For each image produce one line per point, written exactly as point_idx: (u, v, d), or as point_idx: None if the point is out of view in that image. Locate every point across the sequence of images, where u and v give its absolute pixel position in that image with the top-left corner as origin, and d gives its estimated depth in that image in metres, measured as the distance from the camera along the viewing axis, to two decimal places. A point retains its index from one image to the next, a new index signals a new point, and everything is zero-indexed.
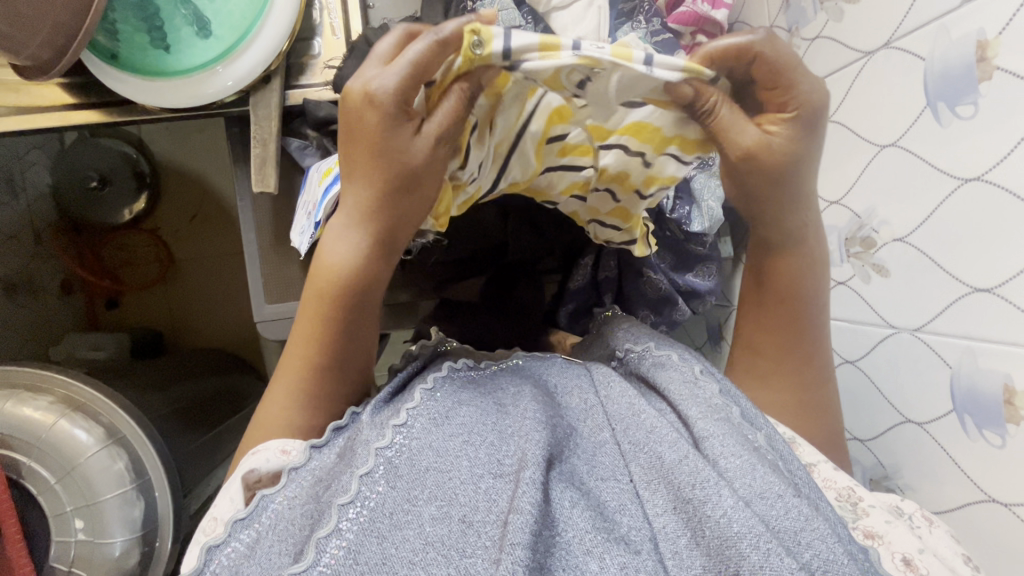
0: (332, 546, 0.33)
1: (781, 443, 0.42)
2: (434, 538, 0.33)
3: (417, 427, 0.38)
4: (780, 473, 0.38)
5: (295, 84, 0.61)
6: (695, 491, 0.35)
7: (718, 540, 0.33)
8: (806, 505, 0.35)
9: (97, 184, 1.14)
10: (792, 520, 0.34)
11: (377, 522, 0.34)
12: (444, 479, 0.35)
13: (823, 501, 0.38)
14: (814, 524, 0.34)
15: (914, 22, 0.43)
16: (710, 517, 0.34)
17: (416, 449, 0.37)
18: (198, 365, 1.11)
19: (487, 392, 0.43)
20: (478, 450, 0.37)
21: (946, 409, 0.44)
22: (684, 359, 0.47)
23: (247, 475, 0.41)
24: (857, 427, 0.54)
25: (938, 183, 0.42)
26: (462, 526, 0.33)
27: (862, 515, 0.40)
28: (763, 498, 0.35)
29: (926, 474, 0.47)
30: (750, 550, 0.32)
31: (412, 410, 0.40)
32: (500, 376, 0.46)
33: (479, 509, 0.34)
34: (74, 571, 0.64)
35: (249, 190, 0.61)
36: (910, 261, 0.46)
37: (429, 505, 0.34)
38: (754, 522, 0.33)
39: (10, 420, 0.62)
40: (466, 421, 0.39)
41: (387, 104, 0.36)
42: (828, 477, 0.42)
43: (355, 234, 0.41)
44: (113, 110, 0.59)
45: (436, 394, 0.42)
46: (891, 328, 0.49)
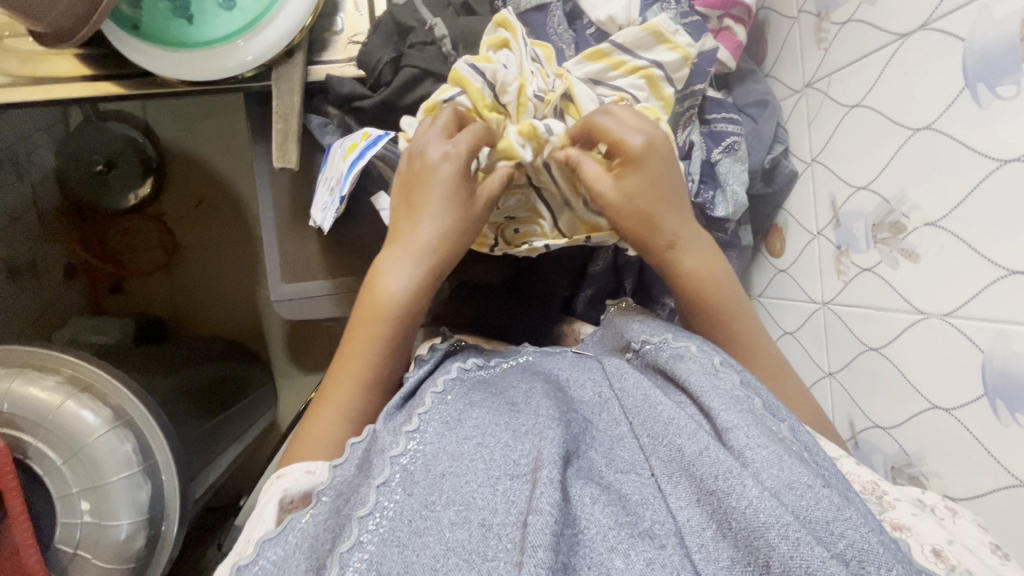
0: (356, 559, 0.32)
1: (807, 434, 0.41)
2: (455, 543, 0.32)
3: (431, 431, 0.38)
4: (807, 462, 0.37)
5: (317, 60, 0.60)
6: (718, 483, 0.35)
7: (745, 531, 0.32)
8: (836, 494, 0.34)
9: (104, 168, 1.14)
10: (822, 509, 0.33)
11: (397, 531, 0.33)
12: (460, 482, 0.35)
13: (851, 489, 0.37)
14: (845, 513, 0.33)
15: (954, 2, 0.42)
16: (735, 509, 0.33)
17: (431, 455, 0.37)
18: (202, 352, 1.10)
19: (499, 392, 0.43)
20: (493, 451, 0.37)
21: (976, 394, 0.44)
22: (702, 350, 0.46)
23: (279, 497, 0.40)
24: (879, 415, 0.54)
25: (975, 165, 0.42)
26: (482, 530, 0.33)
27: (888, 507, 0.40)
28: (792, 488, 0.34)
29: (952, 460, 0.47)
30: (779, 540, 0.31)
31: (424, 415, 0.40)
32: (513, 373, 0.46)
33: (497, 512, 0.34)
34: (79, 553, 0.63)
35: (268, 168, 0.61)
36: (941, 245, 0.45)
37: (447, 510, 0.34)
38: (781, 511, 0.32)
39: (18, 399, 0.61)
40: (480, 421, 0.39)
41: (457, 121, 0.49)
42: (851, 470, 0.43)
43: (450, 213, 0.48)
44: (132, 83, 0.58)
45: (447, 397, 0.42)
46: (919, 314, 0.48)
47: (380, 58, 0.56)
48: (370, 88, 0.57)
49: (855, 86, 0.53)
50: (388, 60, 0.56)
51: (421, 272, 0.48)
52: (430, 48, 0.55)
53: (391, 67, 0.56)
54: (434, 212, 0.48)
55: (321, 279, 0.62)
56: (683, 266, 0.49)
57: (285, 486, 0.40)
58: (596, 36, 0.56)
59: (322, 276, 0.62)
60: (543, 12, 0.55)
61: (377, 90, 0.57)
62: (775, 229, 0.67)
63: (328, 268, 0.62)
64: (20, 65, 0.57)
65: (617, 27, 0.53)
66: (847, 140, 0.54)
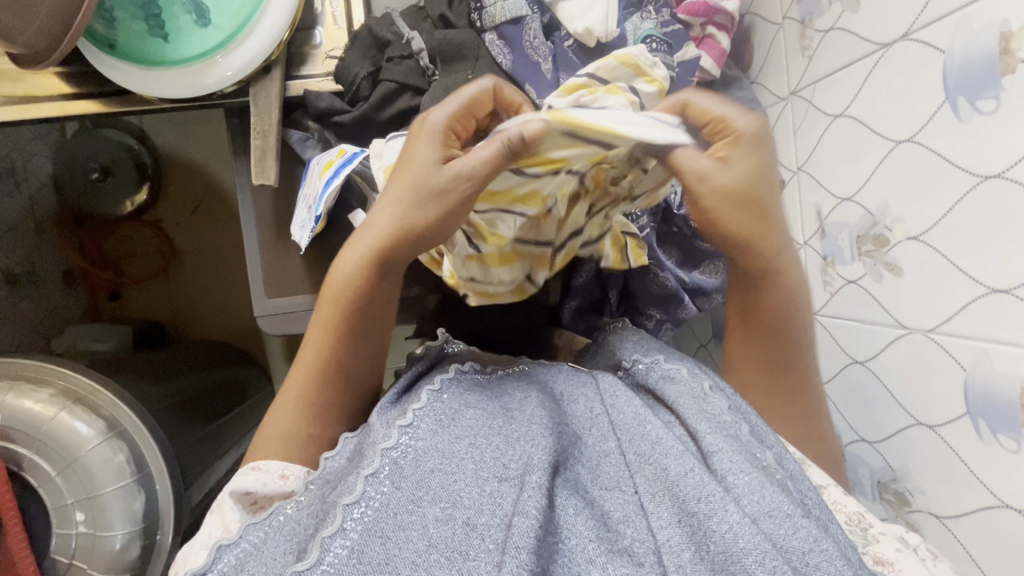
0: (337, 545, 0.33)
1: (791, 462, 0.40)
2: (438, 540, 0.33)
3: (424, 428, 0.39)
4: (788, 492, 0.37)
5: (296, 74, 0.59)
6: (700, 505, 0.34)
7: (722, 555, 0.32)
8: (814, 525, 0.34)
9: (100, 176, 1.14)
10: (800, 539, 0.33)
11: (381, 522, 0.34)
12: (449, 480, 0.35)
13: (833, 524, 0.38)
14: (822, 545, 0.33)
15: (934, 13, 0.42)
16: (715, 532, 0.33)
17: (422, 450, 0.37)
18: (200, 357, 1.10)
19: (494, 396, 0.43)
20: (484, 452, 0.37)
21: (959, 412, 0.43)
22: (693, 374, 0.46)
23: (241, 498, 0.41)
24: (866, 429, 0.53)
25: (956, 179, 0.41)
26: (466, 528, 0.33)
27: (873, 541, 0.39)
28: (770, 516, 0.34)
29: (936, 478, 0.46)
30: (755, 567, 0.31)
31: (419, 411, 0.40)
32: (506, 381, 0.45)
33: (483, 512, 0.34)
34: (75, 563, 0.64)
35: (250, 183, 0.61)
36: (924, 258, 0.45)
37: (433, 506, 0.34)
38: (759, 538, 0.32)
39: (9, 412, 0.61)
40: (472, 423, 0.39)
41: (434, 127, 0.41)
42: (838, 500, 0.42)
43: (363, 246, 0.42)
44: (112, 101, 0.58)
45: (443, 396, 0.41)
46: (902, 329, 0.47)
47: (357, 72, 0.56)
48: (348, 103, 0.57)
49: (838, 96, 0.52)
50: (366, 74, 0.56)
51: (370, 252, 0.42)
52: (406, 61, 0.56)
53: (368, 82, 0.56)
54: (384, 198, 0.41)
55: (304, 294, 0.62)
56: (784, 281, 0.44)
57: (248, 488, 0.41)
58: (575, 48, 0.54)
59: (304, 291, 0.62)
60: (518, 25, 0.54)
61: (355, 105, 0.57)
62: None
63: (311, 283, 0.62)
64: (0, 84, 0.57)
65: (595, 39, 0.53)
66: (832, 151, 0.53)
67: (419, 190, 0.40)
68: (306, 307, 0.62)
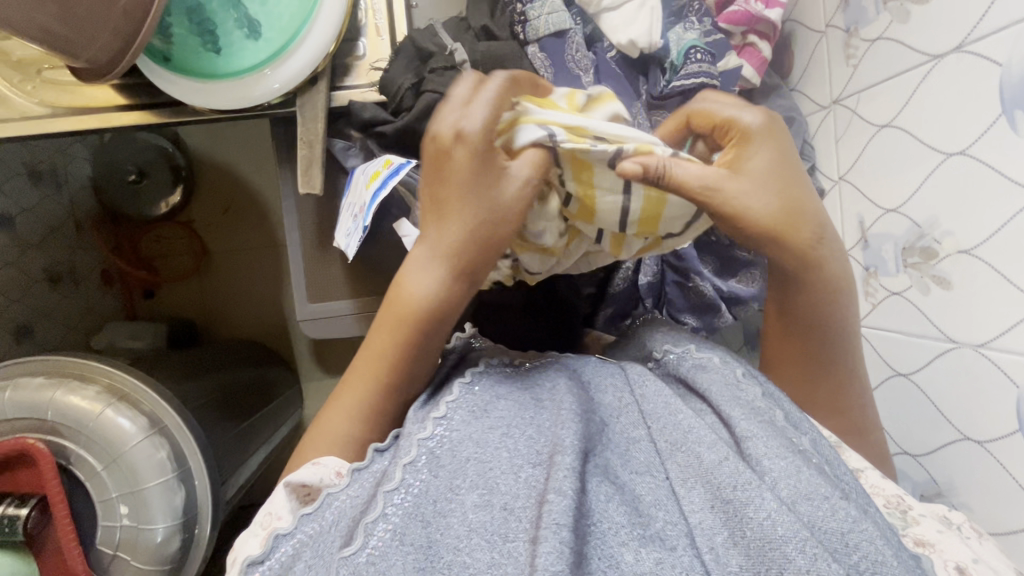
0: (380, 529, 0.34)
1: (827, 448, 0.41)
2: (477, 524, 0.34)
3: (458, 419, 0.40)
4: (825, 476, 0.37)
5: (339, 85, 0.61)
6: (736, 492, 0.35)
7: (759, 540, 0.33)
8: (853, 506, 0.34)
9: (136, 178, 1.18)
10: (838, 520, 0.33)
11: (421, 508, 0.35)
12: (484, 468, 0.36)
13: (871, 504, 0.38)
14: (861, 525, 0.33)
15: (991, 25, 0.41)
16: (751, 519, 0.33)
17: (456, 440, 0.38)
18: (231, 355, 1.13)
19: (526, 388, 0.44)
20: (517, 442, 0.38)
21: (1010, 429, 0.43)
22: (725, 362, 0.46)
23: (294, 488, 0.40)
24: (908, 442, 0.53)
25: (1010, 194, 0.41)
26: (504, 512, 0.34)
27: (912, 522, 0.39)
28: (808, 499, 0.34)
29: (984, 494, 0.46)
30: (796, 554, 0.32)
31: (452, 403, 0.41)
32: (536, 372, 0.46)
33: (519, 497, 0.35)
34: (119, 554, 0.66)
35: (294, 192, 0.62)
36: (975, 273, 0.44)
37: (470, 493, 0.35)
38: (798, 526, 0.33)
39: (61, 408, 0.64)
40: (504, 415, 0.40)
41: (473, 140, 0.41)
42: (875, 484, 0.42)
43: (437, 268, 0.43)
44: (163, 111, 0.60)
45: (474, 388, 0.43)
46: (950, 343, 0.47)
47: (400, 84, 0.57)
48: (391, 113, 0.58)
49: (885, 106, 0.51)
50: (409, 85, 0.57)
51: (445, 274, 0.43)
52: (449, 73, 0.55)
53: (411, 93, 0.57)
54: (460, 208, 0.42)
55: (344, 298, 0.64)
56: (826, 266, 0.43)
57: (304, 480, 0.40)
58: (618, 59, 0.56)
59: (345, 296, 0.64)
60: (561, 38, 0.54)
61: (398, 116, 0.58)
62: None
63: (351, 289, 0.64)
64: (60, 95, 0.59)
65: (637, 50, 0.53)
66: (877, 161, 0.53)
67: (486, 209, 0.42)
68: (346, 312, 0.63)
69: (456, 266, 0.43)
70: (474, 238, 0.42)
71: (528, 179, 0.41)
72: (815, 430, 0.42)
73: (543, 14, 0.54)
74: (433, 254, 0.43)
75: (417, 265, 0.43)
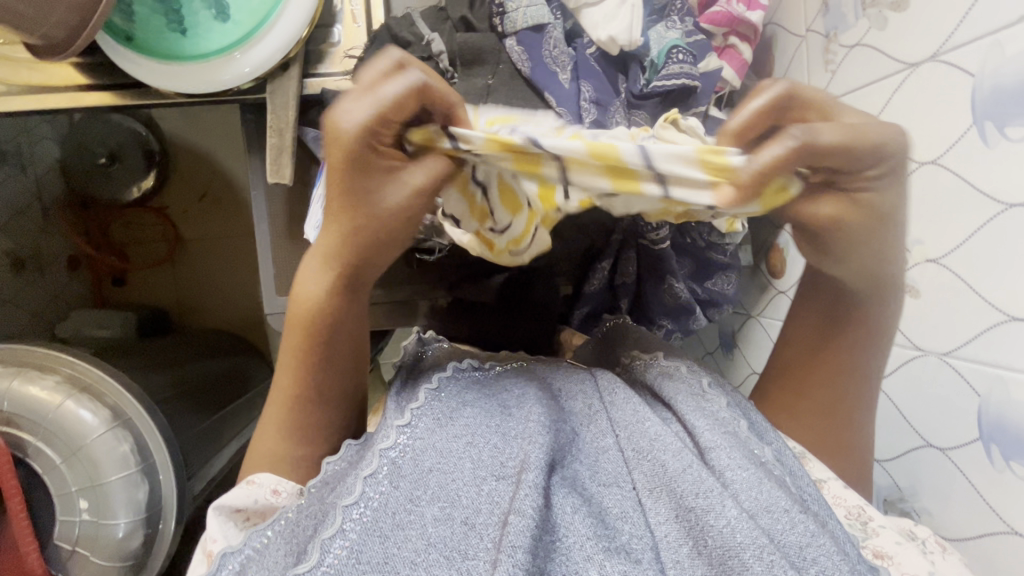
0: (337, 546, 0.33)
1: (790, 459, 0.41)
2: (436, 539, 0.33)
3: (422, 427, 0.39)
4: (787, 489, 0.37)
5: (313, 72, 0.59)
6: (698, 500, 0.35)
7: (719, 549, 0.33)
8: (811, 520, 0.34)
9: (106, 161, 1.12)
10: (797, 534, 0.33)
11: (380, 522, 0.34)
12: (447, 479, 0.36)
13: (832, 518, 0.38)
14: (819, 540, 0.33)
15: (964, 36, 0.41)
16: (711, 527, 0.33)
17: (420, 449, 0.37)
18: (203, 347, 1.10)
19: (494, 394, 0.43)
20: (482, 451, 0.37)
21: (972, 436, 0.43)
22: (692, 371, 0.46)
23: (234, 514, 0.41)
24: (875, 448, 0.53)
25: (980, 206, 0.41)
26: (464, 528, 0.34)
27: (872, 534, 0.40)
28: (769, 511, 0.34)
29: (944, 501, 0.46)
30: (752, 561, 0.32)
31: (416, 411, 0.40)
32: (506, 375, 0.45)
33: (481, 512, 0.34)
34: (77, 549, 0.63)
35: (263, 181, 0.61)
36: (943, 283, 0.45)
37: (431, 506, 0.34)
38: (756, 532, 0.33)
39: (18, 398, 0.62)
40: (470, 421, 0.39)
41: (349, 146, 0.36)
42: (837, 494, 0.43)
43: (318, 265, 0.42)
44: (126, 92, 0.57)
45: (441, 395, 0.42)
46: (917, 351, 0.47)
47: None
48: None
49: (863, 112, 0.51)
50: None
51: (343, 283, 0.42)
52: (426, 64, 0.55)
53: None
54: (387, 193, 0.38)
55: None
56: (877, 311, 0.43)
57: (239, 504, 0.41)
58: (597, 56, 0.55)
59: None
60: (540, 32, 0.53)
61: None
62: (774, 250, 0.65)
63: None
64: (16, 72, 0.56)
65: (618, 47, 0.52)
66: None
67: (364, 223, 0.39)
68: None
69: (338, 272, 0.42)
70: (338, 245, 0.40)
71: (420, 190, 0.38)
72: (780, 440, 0.43)
73: (521, 8, 0.53)
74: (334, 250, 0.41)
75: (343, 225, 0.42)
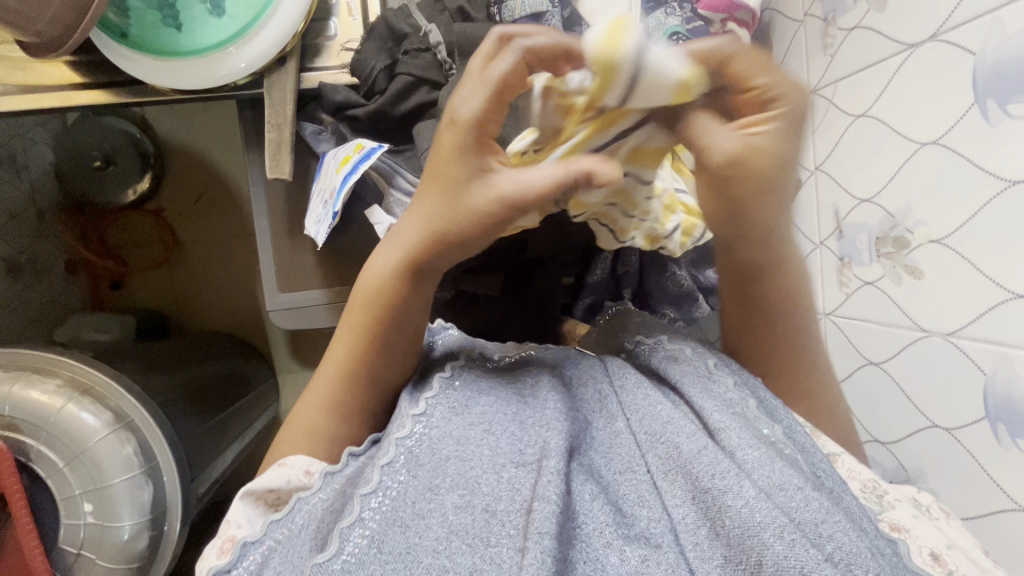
0: (356, 535, 0.33)
1: (802, 434, 0.41)
2: (458, 526, 0.33)
3: (439, 415, 0.39)
4: (799, 468, 0.37)
5: (310, 66, 0.59)
6: (714, 481, 0.34)
7: (738, 530, 0.32)
8: (826, 498, 0.34)
9: (101, 164, 1.12)
10: (812, 511, 0.33)
11: (400, 511, 0.34)
12: (465, 467, 0.36)
13: (847, 494, 0.38)
14: (836, 516, 0.32)
15: (965, 15, 0.41)
16: (730, 508, 0.33)
17: (437, 438, 0.38)
18: (203, 348, 1.09)
19: (506, 382, 0.44)
20: (500, 439, 0.38)
21: (978, 415, 0.43)
22: (697, 353, 0.46)
23: (265, 493, 0.41)
24: (879, 430, 0.53)
25: (983, 185, 0.41)
26: (486, 515, 0.33)
27: (888, 507, 0.40)
28: (782, 490, 0.34)
29: (952, 481, 0.46)
30: (774, 540, 0.31)
31: (432, 399, 0.41)
32: (510, 367, 0.46)
33: (502, 499, 0.34)
34: (83, 553, 0.63)
35: (262, 178, 0.60)
36: (946, 263, 0.45)
37: (451, 494, 0.34)
38: (775, 512, 0.32)
39: (19, 403, 0.61)
40: (487, 410, 0.40)
41: (468, 129, 0.38)
42: (852, 468, 0.43)
43: (387, 261, 0.42)
44: (121, 90, 0.57)
45: (455, 382, 0.42)
46: (920, 331, 0.47)
47: (374, 66, 0.56)
48: (363, 96, 0.57)
49: (863, 95, 0.51)
50: (382, 67, 0.56)
51: (412, 275, 0.42)
52: (424, 55, 0.55)
53: (385, 75, 0.56)
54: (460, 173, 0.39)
55: (316, 289, 0.62)
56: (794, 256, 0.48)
57: (273, 484, 0.41)
58: None
59: (317, 285, 0.62)
60: (538, 21, 0.53)
61: (371, 98, 0.57)
62: None
63: (323, 276, 0.62)
64: (9, 72, 0.56)
65: None
66: (853, 152, 0.53)
67: (452, 215, 0.40)
68: (316, 301, 0.62)
69: (415, 267, 0.42)
70: (428, 241, 0.41)
71: (500, 198, 0.39)
72: (791, 418, 0.43)
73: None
74: (400, 244, 0.43)
75: (449, 186, 0.40)
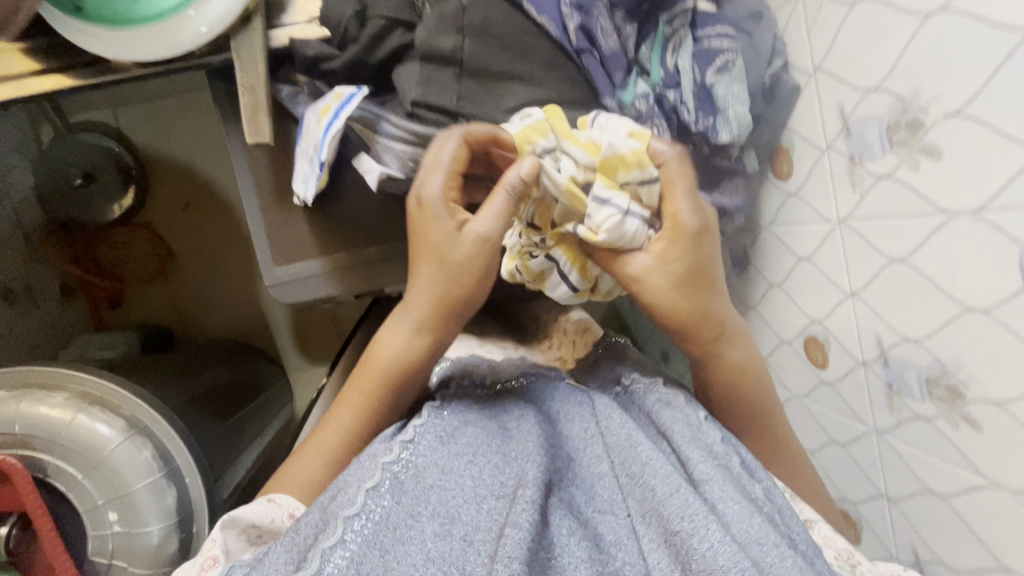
0: (339, 556, 0.35)
1: (780, 497, 0.43)
2: (436, 554, 0.36)
3: (425, 444, 0.42)
4: (776, 524, 0.39)
5: (276, 23, 0.56)
6: (683, 523, 0.37)
7: (702, 572, 0.35)
8: (798, 555, 0.36)
9: (83, 182, 1.10)
10: (784, 566, 0.35)
11: (381, 534, 0.37)
12: (448, 496, 0.39)
13: (818, 556, 0.40)
14: (796, 565, 0.36)
15: None
16: (697, 551, 0.36)
17: (423, 466, 0.41)
18: (210, 357, 1.07)
19: (493, 415, 0.47)
20: (483, 471, 0.41)
21: (1016, 287, 0.42)
22: (688, 401, 0.48)
23: (248, 529, 0.43)
24: (909, 326, 0.51)
25: (995, 41, 0.39)
26: (464, 543, 0.37)
27: (862, 573, 0.44)
28: (758, 543, 0.36)
29: (994, 364, 0.45)
30: None
31: (420, 428, 0.44)
32: (504, 402, 0.49)
33: (480, 529, 0.37)
34: (115, 563, 0.62)
35: (243, 147, 0.58)
36: (966, 133, 0.42)
37: (431, 522, 0.37)
38: (739, 556, 0.35)
39: (29, 420, 0.59)
40: (471, 441, 0.43)
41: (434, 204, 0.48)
42: (827, 535, 0.47)
43: (408, 328, 0.49)
44: (83, 71, 0.55)
45: (444, 414, 0.46)
46: (944, 214, 0.45)
47: (343, 12, 0.53)
48: (336, 48, 0.55)
49: None
50: (353, 13, 0.53)
51: (420, 339, 0.49)
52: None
53: (355, 20, 0.53)
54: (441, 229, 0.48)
55: (313, 258, 0.60)
56: (727, 357, 0.49)
57: (255, 520, 0.44)
58: None
59: (315, 254, 0.60)
60: None
61: (345, 49, 0.54)
62: (779, 150, 0.63)
63: (319, 244, 0.60)
64: None
65: None
66: (852, 42, 0.51)
67: (442, 267, 0.48)
68: (315, 270, 0.59)
69: (425, 329, 0.49)
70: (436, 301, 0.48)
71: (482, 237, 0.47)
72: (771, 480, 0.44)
73: None
74: (407, 312, 0.50)
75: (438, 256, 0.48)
